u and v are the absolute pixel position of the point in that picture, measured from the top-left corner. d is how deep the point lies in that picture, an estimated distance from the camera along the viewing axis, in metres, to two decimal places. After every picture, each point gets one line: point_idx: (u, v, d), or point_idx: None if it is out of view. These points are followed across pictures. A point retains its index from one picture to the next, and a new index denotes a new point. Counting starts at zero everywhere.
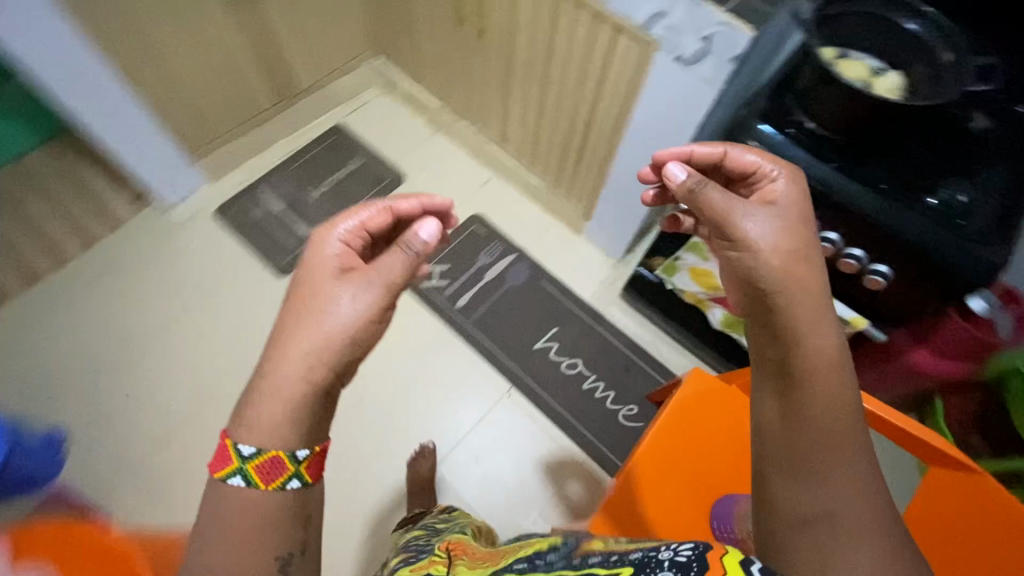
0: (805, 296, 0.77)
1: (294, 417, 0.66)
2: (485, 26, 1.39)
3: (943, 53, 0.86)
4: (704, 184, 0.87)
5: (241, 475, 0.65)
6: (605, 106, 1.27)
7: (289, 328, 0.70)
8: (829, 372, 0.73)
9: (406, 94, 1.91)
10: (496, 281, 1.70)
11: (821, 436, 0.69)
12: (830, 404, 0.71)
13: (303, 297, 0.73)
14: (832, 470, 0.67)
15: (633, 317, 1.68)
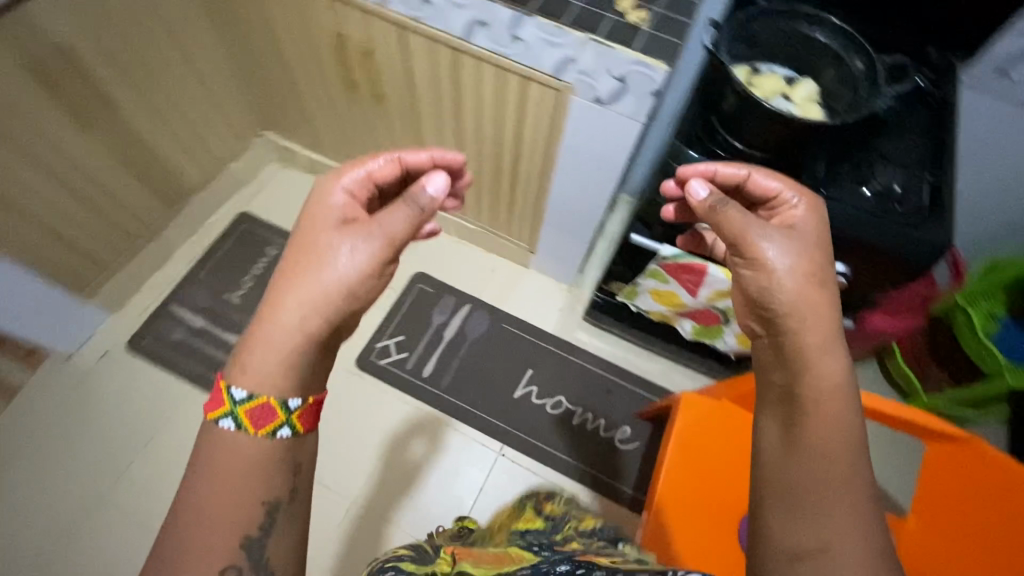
0: (814, 319, 0.76)
1: (288, 353, 0.69)
2: (381, 92, 1.31)
3: (857, 59, 0.85)
4: (727, 202, 0.83)
5: (234, 415, 0.67)
6: (528, 152, 1.24)
7: (291, 283, 0.70)
8: (832, 407, 0.73)
9: (313, 164, 1.80)
10: (457, 339, 1.61)
11: (823, 468, 0.69)
12: (831, 439, 0.71)
13: (309, 245, 0.74)
14: (831, 498, 0.67)
15: (602, 338, 1.66)
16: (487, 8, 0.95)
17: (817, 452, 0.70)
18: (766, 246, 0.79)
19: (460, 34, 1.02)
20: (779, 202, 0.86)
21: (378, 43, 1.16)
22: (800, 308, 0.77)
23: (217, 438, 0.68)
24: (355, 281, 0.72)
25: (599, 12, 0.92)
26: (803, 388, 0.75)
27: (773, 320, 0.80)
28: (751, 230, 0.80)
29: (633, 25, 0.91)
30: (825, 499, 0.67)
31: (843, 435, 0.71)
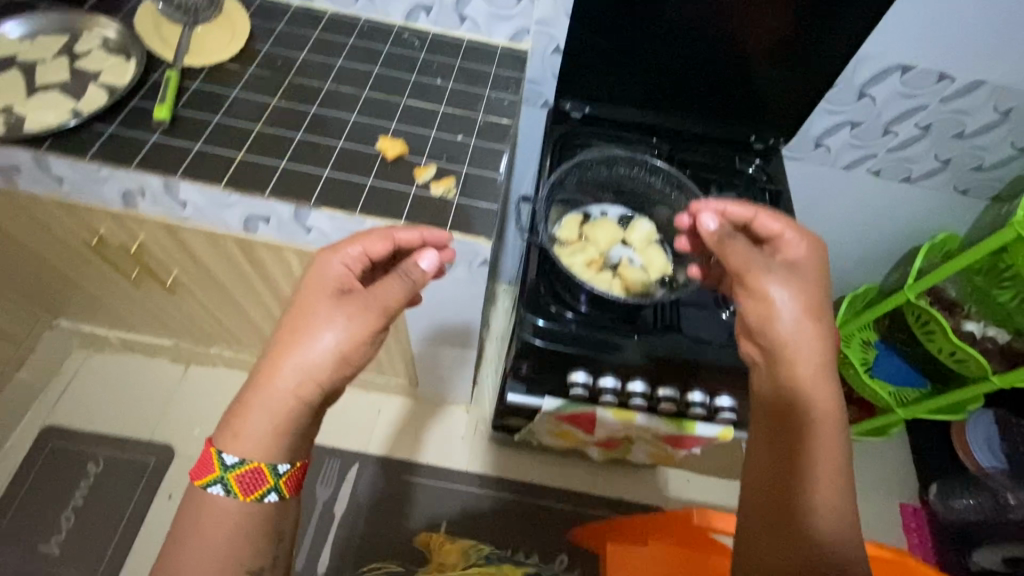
0: (812, 350, 0.64)
1: (289, 420, 0.56)
2: (175, 281, 1.07)
3: (684, 202, 0.83)
4: (733, 235, 0.68)
5: (223, 486, 0.55)
6: None
7: (285, 355, 0.56)
8: (834, 417, 0.62)
9: (130, 343, 1.50)
10: (351, 512, 1.38)
11: (829, 483, 0.59)
12: (837, 449, 0.61)
13: (299, 318, 0.58)
14: (834, 514, 0.58)
15: (517, 456, 1.47)
16: (261, 204, 0.77)
17: (824, 469, 0.60)
18: (773, 282, 0.65)
19: (239, 229, 0.83)
20: (781, 244, 0.69)
21: (147, 245, 0.95)
22: (798, 346, 0.64)
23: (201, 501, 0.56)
24: (355, 349, 0.58)
25: (397, 188, 0.78)
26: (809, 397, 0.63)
27: (768, 352, 0.67)
28: (753, 263, 0.67)
29: (440, 196, 0.78)
30: (829, 514, 0.58)
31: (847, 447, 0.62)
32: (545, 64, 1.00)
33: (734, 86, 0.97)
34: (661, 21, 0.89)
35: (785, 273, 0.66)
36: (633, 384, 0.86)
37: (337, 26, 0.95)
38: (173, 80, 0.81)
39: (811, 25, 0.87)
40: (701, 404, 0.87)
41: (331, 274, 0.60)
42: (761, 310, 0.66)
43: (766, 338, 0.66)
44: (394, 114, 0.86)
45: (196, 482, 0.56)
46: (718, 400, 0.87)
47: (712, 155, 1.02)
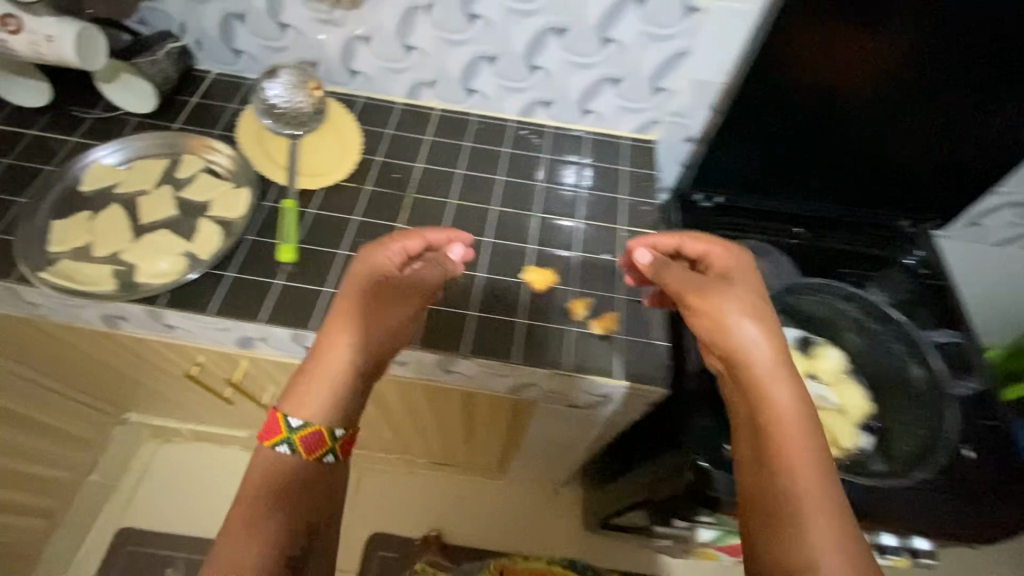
0: (755, 344, 0.57)
1: (337, 386, 0.56)
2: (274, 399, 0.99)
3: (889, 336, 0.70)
4: (666, 264, 0.65)
5: (290, 446, 0.53)
6: (483, 427, 0.98)
7: (332, 335, 0.57)
8: (780, 369, 0.55)
9: (202, 437, 1.42)
10: None
11: (786, 447, 0.52)
12: (791, 406, 0.54)
13: (353, 316, 0.58)
14: (794, 481, 0.50)
15: (616, 544, 1.37)
16: (403, 354, 0.68)
17: (778, 433, 0.52)
18: (722, 299, 0.60)
19: None
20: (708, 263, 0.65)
21: (248, 374, 0.86)
22: (718, 331, 0.60)
23: (270, 463, 0.53)
24: (389, 319, 0.60)
25: (552, 326, 0.70)
26: (740, 354, 0.58)
27: (721, 357, 0.60)
28: (692, 285, 0.62)
29: (603, 335, 0.70)
30: (788, 480, 0.50)
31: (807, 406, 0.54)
32: (672, 153, 0.91)
33: (891, 171, 0.87)
34: (822, 109, 0.79)
35: (723, 285, 0.61)
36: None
37: (449, 126, 0.87)
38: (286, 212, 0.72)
39: (997, 112, 0.77)
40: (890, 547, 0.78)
41: (380, 263, 0.60)
42: (704, 322, 0.61)
43: (719, 348, 0.60)
44: (529, 233, 0.78)
45: (263, 445, 0.53)
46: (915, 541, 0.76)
47: (859, 245, 0.92)
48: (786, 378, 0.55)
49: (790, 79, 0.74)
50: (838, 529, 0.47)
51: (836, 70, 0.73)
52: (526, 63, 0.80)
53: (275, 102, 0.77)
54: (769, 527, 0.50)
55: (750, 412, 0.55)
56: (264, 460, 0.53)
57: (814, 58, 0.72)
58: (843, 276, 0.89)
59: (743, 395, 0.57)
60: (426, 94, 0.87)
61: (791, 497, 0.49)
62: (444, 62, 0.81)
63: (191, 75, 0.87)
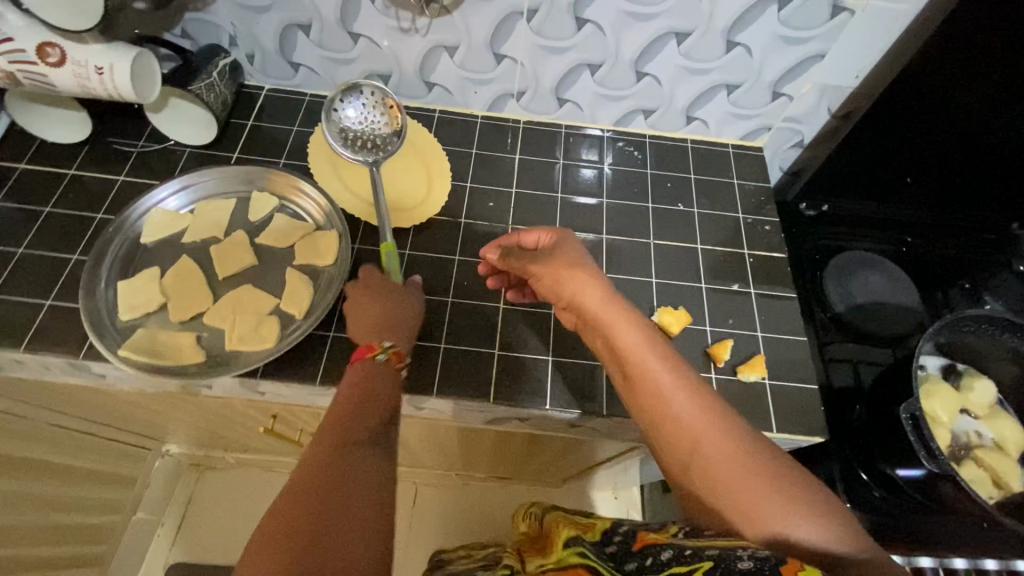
0: (586, 291, 0.52)
1: (402, 331, 0.56)
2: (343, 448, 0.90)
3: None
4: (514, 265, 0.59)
5: (386, 358, 0.52)
6: (573, 463, 0.91)
7: (370, 308, 0.58)
8: (617, 315, 0.50)
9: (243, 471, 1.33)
10: None
11: (661, 395, 0.45)
12: (642, 341, 0.48)
13: (384, 295, 0.59)
14: (681, 419, 0.44)
15: None
16: (534, 415, 0.61)
17: (644, 381, 0.46)
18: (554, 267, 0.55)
19: (481, 426, 0.67)
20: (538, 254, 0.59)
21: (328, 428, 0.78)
22: (559, 284, 0.54)
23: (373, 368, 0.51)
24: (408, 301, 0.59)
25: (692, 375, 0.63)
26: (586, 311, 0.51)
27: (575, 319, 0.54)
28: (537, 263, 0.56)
29: (751, 383, 0.63)
30: (676, 426, 0.44)
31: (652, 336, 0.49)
32: (775, 160, 0.83)
33: (1012, 174, 0.81)
34: (955, 104, 0.73)
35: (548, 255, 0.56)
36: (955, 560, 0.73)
37: (537, 142, 0.78)
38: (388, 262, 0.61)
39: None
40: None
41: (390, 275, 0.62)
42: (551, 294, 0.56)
43: (572, 310, 0.53)
44: (648, 265, 0.70)
45: (363, 359, 0.52)
46: None
47: (971, 249, 0.87)
48: (628, 319, 0.50)
49: (930, 73, 0.69)
50: (739, 449, 0.42)
51: (979, 58, 0.68)
52: (634, 69, 0.71)
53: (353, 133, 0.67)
54: (684, 475, 0.44)
55: (614, 361, 0.49)
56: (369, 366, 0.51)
57: (956, 53, 0.67)
58: (958, 286, 0.84)
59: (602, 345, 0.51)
60: (511, 105, 0.78)
61: (685, 441, 0.43)
62: (539, 72, 0.72)
63: (241, 94, 0.76)
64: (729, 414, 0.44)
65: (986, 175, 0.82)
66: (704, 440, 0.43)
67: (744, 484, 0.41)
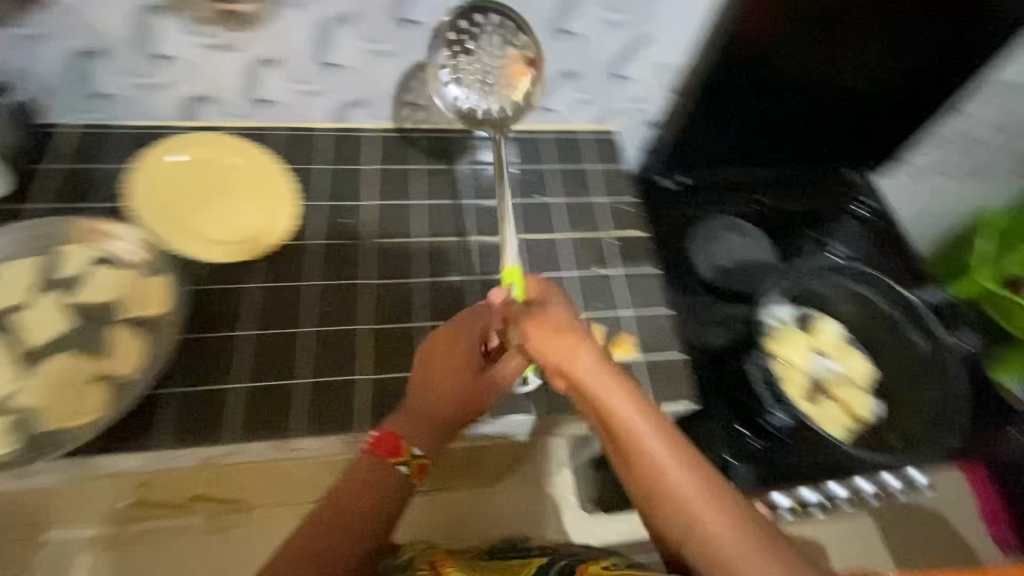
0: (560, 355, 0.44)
1: (436, 435, 0.52)
2: None
3: (888, 305, 0.73)
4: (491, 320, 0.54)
5: (408, 470, 0.50)
6: None
7: (438, 384, 0.53)
8: (615, 387, 0.43)
9: None
10: None
11: (668, 478, 0.41)
12: (644, 418, 0.42)
13: (458, 370, 0.53)
14: (684, 499, 0.41)
15: None
16: None
17: (646, 463, 0.41)
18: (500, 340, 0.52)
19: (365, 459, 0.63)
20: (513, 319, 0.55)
21: (205, 494, 0.70)
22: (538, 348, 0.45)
23: (378, 473, 0.49)
24: (482, 382, 0.53)
25: None
26: (578, 386, 0.44)
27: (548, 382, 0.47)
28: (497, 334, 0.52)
29: (623, 362, 0.65)
30: (681, 506, 0.41)
31: (651, 408, 0.43)
32: (632, 140, 0.86)
33: (837, 131, 0.90)
34: (785, 73, 0.79)
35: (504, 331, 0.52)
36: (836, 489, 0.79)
37: (389, 149, 0.75)
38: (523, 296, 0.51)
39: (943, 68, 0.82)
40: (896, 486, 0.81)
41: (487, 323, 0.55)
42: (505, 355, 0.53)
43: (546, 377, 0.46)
44: (517, 262, 0.69)
45: (387, 463, 0.49)
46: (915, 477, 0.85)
47: (814, 201, 0.95)
48: (628, 391, 0.43)
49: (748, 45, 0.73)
50: (717, 515, 0.40)
51: (805, 27, 0.73)
52: None
53: (472, 42, 0.63)
54: (666, 540, 0.42)
55: (610, 435, 0.43)
56: (377, 473, 0.49)
57: (782, 23, 0.72)
58: (805, 236, 0.92)
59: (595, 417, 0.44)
60: (357, 115, 0.74)
61: (691, 521, 0.40)
62: (376, 77, 0.69)
63: (40, 134, 0.67)
64: (709, 482, 0.41)
65: (814, 134, 0.89)
66: (680, 510, 0.41)
67: (721, 550, 0.39)
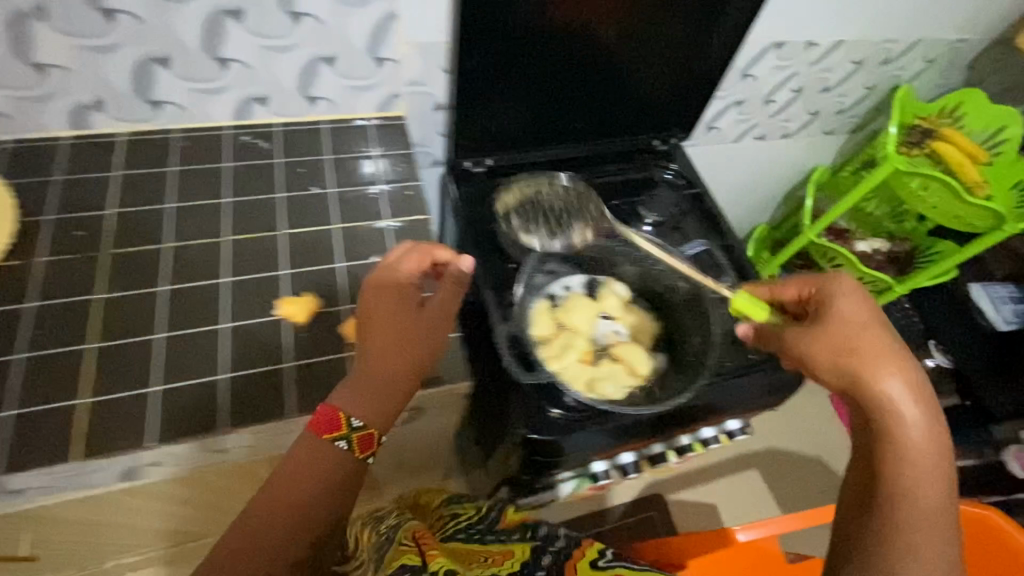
0: (845, 334, 0.45)
1: (388, 401, 0.54)
2: None
3: (654, 260, 0.75)
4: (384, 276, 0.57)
5: (347, 444, 0.52)
6: None
7: (379, 348, 0.55)
8: (882, 341, 0.45)
9: None
10: None
11: (904, 437, 0.42)
12: (907, 387, 0.43)
13: (399, 322, 0.56)
14: (912, 463, 0.41)
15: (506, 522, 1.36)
16: (145, 455, 0.55)
17: (888, 413, 0.43)
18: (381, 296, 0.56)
19: (119, 484, 0.59)
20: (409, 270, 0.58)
21: None
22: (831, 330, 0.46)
23: (321, 458, 0.51)
24: (424, 327, 0.57)
25: (324, 358, 0.60)
26: (847, 345, 0.45)
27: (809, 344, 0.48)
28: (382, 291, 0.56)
29: None
30: (901, 469, 0.42)
31: (918, 375, 0.44)
32: (427, 123, 0.84)
33: (633, 102, 0.90)
34: (561, 50, 0.78)
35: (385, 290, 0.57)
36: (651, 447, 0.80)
37: (143, 153, 0.70)
38: (756, 313, 0.57)
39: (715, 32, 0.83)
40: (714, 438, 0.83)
41: (403, 274, 0.57)
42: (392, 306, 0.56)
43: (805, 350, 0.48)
44: (278, 258, 0.66)
45: (321, 440, 0.51)
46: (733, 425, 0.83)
47: (626, 172, 0.96)
48: (890, 352, 0.44)
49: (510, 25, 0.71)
50: (935, 507, 0.41)
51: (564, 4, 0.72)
52: (211, 56, 0.65)
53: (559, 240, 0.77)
54: (867, 514, 0.42)
55: (851, 393, 0.45)
56: (313, 454, 0.51)
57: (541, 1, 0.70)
58: (617, 206, 0.93)
59: (832, 369, 0.46)
60: (99, 118, 0.69)
61: (900, 488, 0.41)
62: (102, 76, 0.64)
63: None
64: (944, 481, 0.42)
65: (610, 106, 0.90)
66: (913, 492, 0.41)
67: (929, 538, 0.40)
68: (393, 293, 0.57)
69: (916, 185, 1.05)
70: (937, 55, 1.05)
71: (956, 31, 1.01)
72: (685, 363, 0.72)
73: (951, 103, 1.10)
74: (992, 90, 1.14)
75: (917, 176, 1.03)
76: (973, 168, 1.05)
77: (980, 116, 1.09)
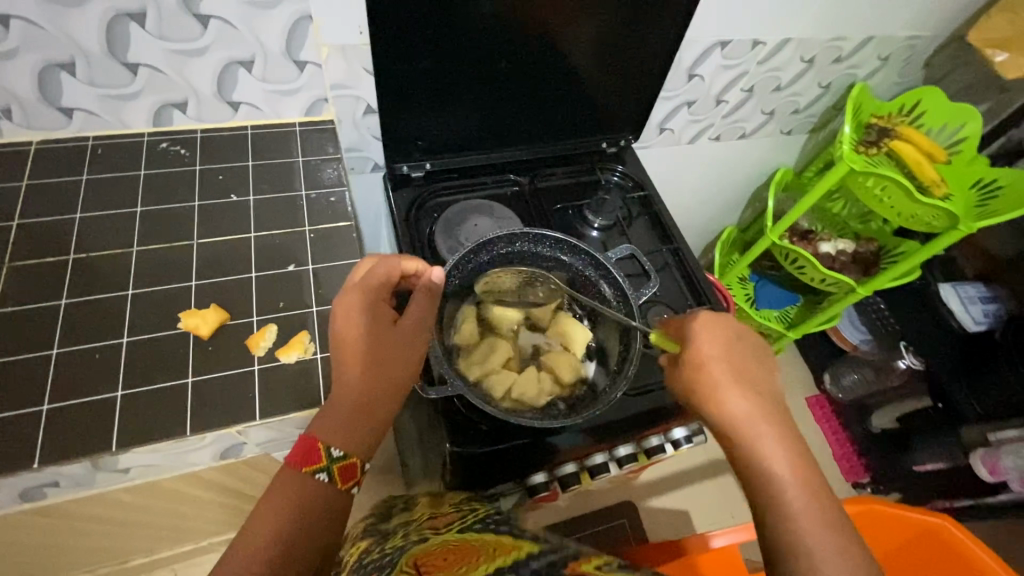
0: (694, 359, 0.53)
1: (372, 425, 0.53)
2: None
3: (582, 264, 0.73)
4: (357, 292, 0.55)
5: (328, 475, 0.49)
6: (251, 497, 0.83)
7: (356, 373, 0.53)
8: (722, 370, 0.51)
9: None
10: None
11: (760, 453, 0.47)
12: (748, 407, 0.49)
13: (375, 342, 0.54)
14: (775, 476, 0.45)
15: None
16: (31, 477, 0.52)
17: (739, 436, 0.48)
18: (354, 315, 0.54)
19: (15, 504, 0.57)
20: (383, 284, 0.57)
21: None
22: (685, 357, 0.54)
23: (303, 489, 0.49)
24: (402, 343, 0.56)
25: (228, 372, 0.58)
26: (693, 386, 0.52)
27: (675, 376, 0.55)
28: (355, 310, 0.54)
29: (293, 363, 0.59)
30: (771, 483, 0.45)
31: (762, 395, 0.50)
32: (361, 128, 0.82)
33: (574, 105, 0.89)
34: (492, 53, 0.76)
35: (364, 308, 0.55)
36: (592, 457, 0.73)
37: (56, 161, 0.68)
38: (668, 347, 0.59)
39: (654, 33, 0.81)
40: (661, 449, 0.76)
41: (375, 289, 0.56)
42: (370, 324, 0.55)
43: (676, 380, 0.55)
44: (189, 268, 0.64)
45: (301, 472, 0.49)
46: (677, 432, 0.77)
47: (573, 176, 0.94)
48: (729, 380, 0.50)
49: (434, 27, 0.69)
50: (807, 492, 0.44)
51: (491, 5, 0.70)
52: (118, 62, 0.63)
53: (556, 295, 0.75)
54: (759, 519, 0.45)
55: (715, 429, 0.50)
56: (293, 485, 0.48)
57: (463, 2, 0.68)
58: (563, 211, 0.90)
59: (695, 409, 0.52)
60: (6, 126, 0.67)
61: (775, 500, 0.45)
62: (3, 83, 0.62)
63: None
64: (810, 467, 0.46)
65: (550, 108, 0.88)
66: (782, 486, 0.45)
67: (805, 521, 0.43)
68: (368, 310, 0.55)
69: (872, 184, 1.03)
70: (891, 52, 1.03)
71: (908, 28, 0.99)
72: (610, 373, 0.69)
73: (908, 101, 1.08)
74: (951, 88, 1.12)
75: (872, 176, 1.01)
76: (931, 168, 1.04)
77: (940, 113, 1.06)
